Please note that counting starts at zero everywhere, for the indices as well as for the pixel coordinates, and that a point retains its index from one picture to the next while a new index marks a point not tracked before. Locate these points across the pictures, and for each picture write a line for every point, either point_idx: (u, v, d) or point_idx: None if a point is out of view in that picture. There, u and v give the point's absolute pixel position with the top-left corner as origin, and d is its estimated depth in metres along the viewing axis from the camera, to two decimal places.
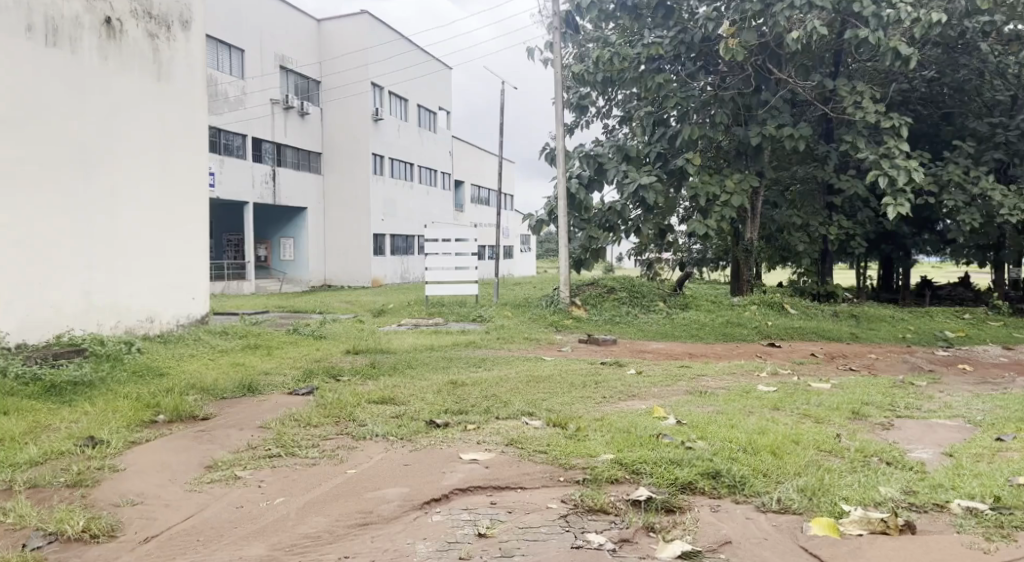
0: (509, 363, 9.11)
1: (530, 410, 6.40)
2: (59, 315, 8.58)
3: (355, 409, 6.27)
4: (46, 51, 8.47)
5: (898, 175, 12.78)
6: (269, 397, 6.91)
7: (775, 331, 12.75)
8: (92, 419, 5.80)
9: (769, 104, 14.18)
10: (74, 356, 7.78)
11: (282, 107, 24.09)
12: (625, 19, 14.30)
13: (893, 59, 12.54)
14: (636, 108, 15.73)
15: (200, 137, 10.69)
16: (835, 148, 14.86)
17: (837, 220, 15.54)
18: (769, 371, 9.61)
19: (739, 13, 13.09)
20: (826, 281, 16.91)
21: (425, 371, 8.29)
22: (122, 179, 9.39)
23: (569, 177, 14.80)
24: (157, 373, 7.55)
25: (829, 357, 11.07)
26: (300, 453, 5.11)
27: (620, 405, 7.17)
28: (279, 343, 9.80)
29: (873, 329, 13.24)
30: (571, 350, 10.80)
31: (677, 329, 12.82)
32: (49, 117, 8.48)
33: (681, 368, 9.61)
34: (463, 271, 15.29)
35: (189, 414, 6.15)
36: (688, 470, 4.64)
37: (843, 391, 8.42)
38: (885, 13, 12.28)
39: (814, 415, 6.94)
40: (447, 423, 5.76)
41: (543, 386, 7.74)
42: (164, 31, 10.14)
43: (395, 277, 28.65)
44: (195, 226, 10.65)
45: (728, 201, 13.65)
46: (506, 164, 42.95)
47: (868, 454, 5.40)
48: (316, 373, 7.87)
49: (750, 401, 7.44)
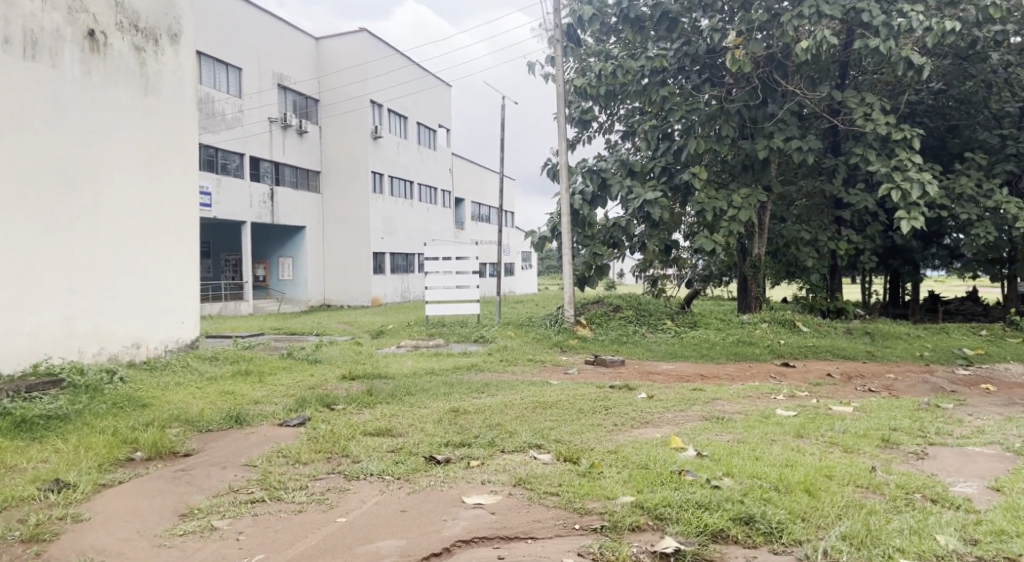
0: (514, 388, 8.63)
1: (538, 441, 5.96)
2: (37, 342, 8.12)
3: (349, 443, 5.82)
4: (24, 65, 8.08)
5: (912, 189, 12.31)
6: (258, 430, 6.45)
7: (789, 350, 12.30)
8: (62, 458, 5.34)
9: (777, 116, 13.74)
10: (50, 388, 7.29)
11: (280, 126, 23.75)
12: (627, 32, 13.89)
13: (906, 70, 12.09)
14: (641, 122, 15.32)
15: (190, 155, 10.29)
16: (843, 161, 14.50)
17: (845, 234, 15.12)
18: (786, 394, 9.15)
19: (746, 24, 12.62)
20: (836, 297, 16.47)
21: (425, 398, 7.81)
22: (105, 197, 8.96)
23: (573, 193, 14.34)
24: (140, 404, 7.09)
25: (846, 378, 10.59)
26: (286, 497, 4.64)
27: (633, 434, 6.70)
28: (272, 369, 9.34)
29: (889, 347, 12.78)
30: (578, 372, 10.30)
31: (686, 348, 12.37)
32: (27, 134, 8.07)
33: (694, 391, 9.14)
34: (463, 289, 14.82)
35: (169, 451, 5.69)
36: (718, 515, 4.21)
37: (868, 415, 7.93)
38: (896, 22, 11.93)
39: (841, 444, 6.48)
40: (449, 459, 5.29)
41: (551, 413, 7.27)
42: (152, 44, 9.75)
43: (395, 295, 28.20)
44: (185, 247, 10.22)
45: (736, 215, 13.22)
46: (507, 182, 42.63)
47: (909, 489, 4.95)
48: (309, 402, 7.40)
49: (772, 427, 6.98)
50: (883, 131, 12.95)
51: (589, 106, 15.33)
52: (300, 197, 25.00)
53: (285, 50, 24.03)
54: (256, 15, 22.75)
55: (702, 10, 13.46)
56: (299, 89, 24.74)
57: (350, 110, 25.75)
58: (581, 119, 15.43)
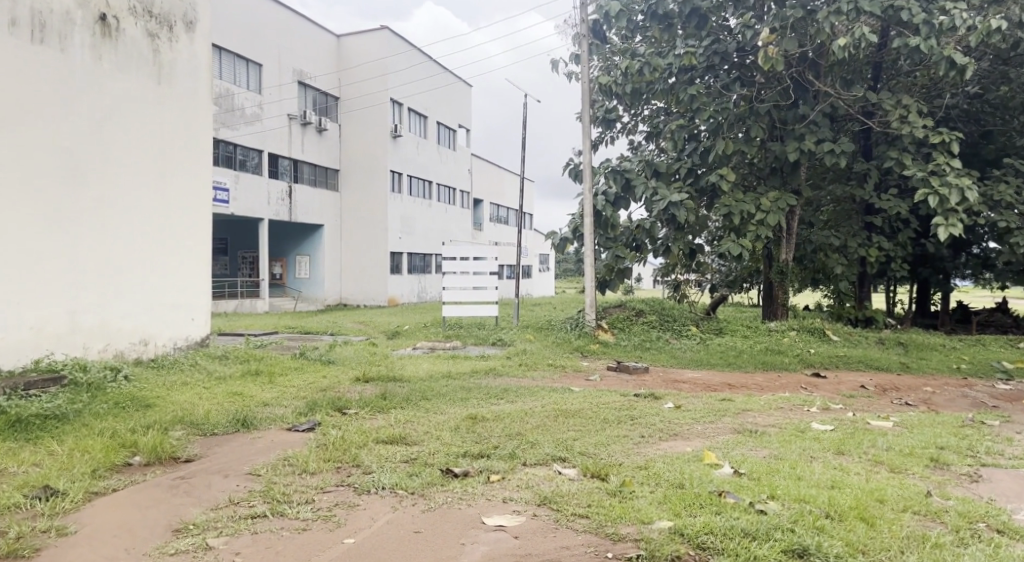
0: (534, 394, 8.22)
1: (563, 453, 5.57)
2: (39, 337, 7.84)
3: (360, 452, 5.44)
4: (31, 50, 7.81)
5: (950, 194, 11.73)
6: (266, 434, 6.10)
7: (819, 359, 11.81)
8: (55, 462, 5.02)
9: (807, 118, 13.22)
10: (50, 386, 6.98)
11: (299, 123, 23.51)
12: (655, 29, 13.40)
13: (947, 70, 11.57)
14: (665, 123, 14.88)
15: (202, 146, 9.97)
16: (876, 165, 14.01)
17: (876, 240, 14.58)
18: (821, 406, 8.70)
19: (780, 20, 12.10)
20: (865, 306, 15.93)
21: (441, 404, 7.42)
22: (114, 190, 8.66)
23: (596, 193, 13.81)
24: (143, 404, 6.76)
25: (881, 391, 10.10)
26: (290, 512, 4.27)
27: (661, 447, 6.28)
28: (283, 369, 8.99)
29: (923, 358, 12.27)
30: (600, 380, 9.86)
31: (712, 356, 11.92)
32: (33, 122, 7.80)
33: (723, 401, 8.70)
34: (482, 290, 14.42)
35: (169, 456, 5.35)
36: (767, 546, 3.92)
37: (910, 431, 7.46)
38: (938, 20, 11.43)
39: (887, 462, 6.03)
40: (466, 472, 4.91)
41: (573, 423, 6.87)
42: (166, 31, 9.45)
43: (412, 296, 27.84)
44: (196, 242, 9.89)
45: (764, 219, 12.75)
46: (525, 184, 42.16)
47: (972, 518, 4.53)
48: (319, 405, 7.02)
49: (809, 442, 6.55)
50: (920, 134, 12.47)
51: (613, 105, 14.94)
52: (318, 195, 24.73)
53: (306, 48, 23.81)
54: (278, 11, 22.54)
55: (733, 6, 13.00)
56: (319, 86, 24.50)
57: (370, 108, 25.50)
58: (605, 118, 15.01)
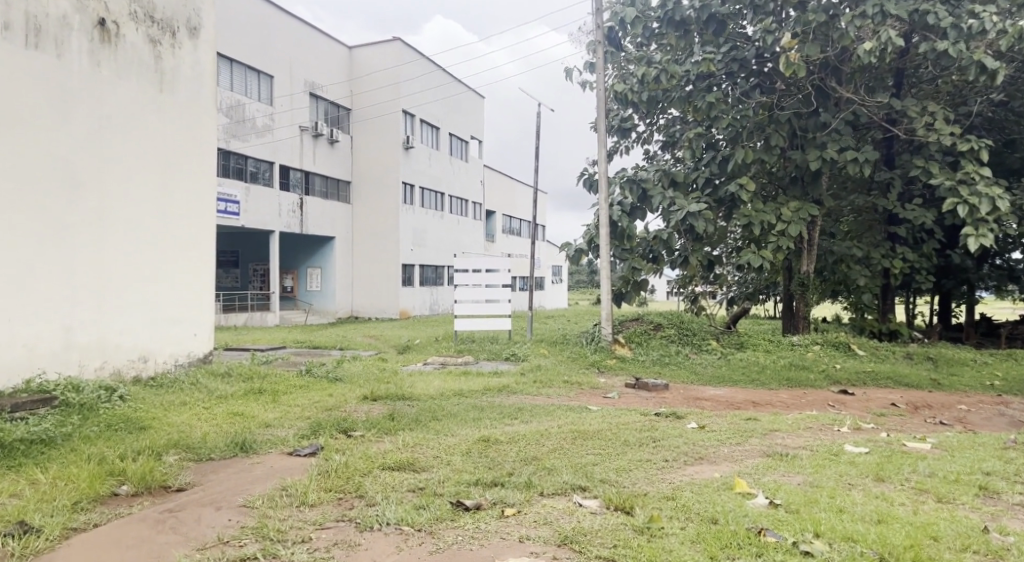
0: (550, 414, 7.79)
1: (583, 481, 5.16)
2: (31, 356, 7.54)
3: (364, 480, 5.06)
4: (25, 55, 7.55)
5: (981, 203, 11.21)
6: (266, 459, 5.73)
7: (846, 375, 11.30)
8: (35, 494, 4.73)
9: (829, 126, 12.75)
10: (39, 407, 6.69)
11: (311, 135, 23.26)
12: (671, 36, 12.99)
13: (977, 75, 11.13)
14: (682, 132, 14.47)
15: (206, 157, 9.63)
16: (899, 174, 13.58)
17: (900, 251, 14.07)
18: (852, 427, 8.23)
19: (802, 25, 11.72)
20: (889, 319, 15.41)
21: (452, 425, 7.02)
22: (112, 200, 8.36)
23: (610, 204, 13.39)
24: (137, 426, 6.43)
25: (913, 409, 9.59)
26: (284, 553, 4.01)
27: (687, 473, 5.86)
28: (287, 388, 8.58)
29: (955, 374, 11.76)
30: (618, 397, 9.44)
31: (734, 371, 11.45)
32: (26, 130, 7.53)
33: (749, 420, 8.25)
34: (494, 303, 14.02)
35: (159, 485, 5.01)
36: None
37: (953, 454, 6.97)
38: (966, 23, 10.96)
39: (932, 490, 5.57)
40: (478, 504, 4.56)
41: (592, 446, 6.46)
42: (168, 37, 9.17)
43: (424, 308, 27.45)
44: (198, 256, 9.54)
45: (785, 230, 12.31)
46: (539, 196, 41.82)
47: None
48: (323, 427, 6.65)
49: (845, 466, 6.11)
50: (948, 141, 11.95)
51: (629, 114, 14.57)
52: (329, 207, 24.46)
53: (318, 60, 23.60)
54: (290, 24, 22.34)
55: (751, 13, 12.62)
56: (331, 97, 24.28)
57: (381, 120, 25.25)
58: (621, 127, 14.61)
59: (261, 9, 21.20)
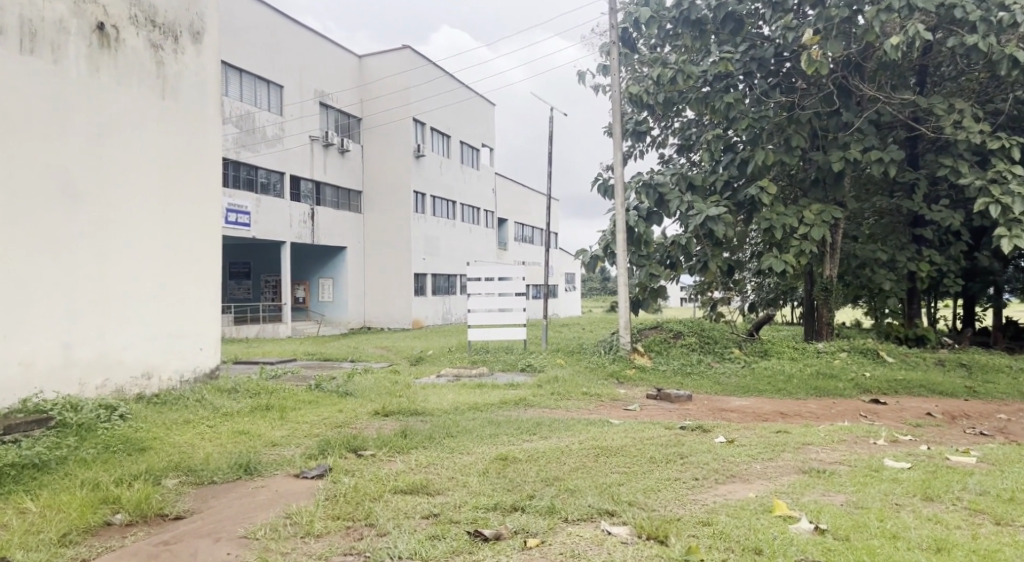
0: (570, 429, 7.41)
1: (609, 505, 4.78)
2: (29, 372, 7.23)
3: (373, 506, 4.70)
4: (20, 61, 7.29)
5: (1015, 203, 10.69)
6: (270, 483, 5.36)
7: (877, 384, 10.84)
8: (21, 527, 4.41)
9: (852, 125, 12.32)
10: (34, 428, 6.39)
11: (322, 144, 23.01)
12: (686, 36, 12.49)
13: (1009, 69, 10.66)
14: (699, 135, 14.08)
15: (211, 165, 9.34)
16: (925, 174, 13.09)
17: (927, 253, 13.59)
18: (889, 439, 7.80)
19: (824, 21, 11.12)
20: (915, 323, 14.92)
21: (468, 443, 6.65)
22: (113, 212, 8.07)
23: (626, 210, 12.96)
24: (136, 447, 6.11)
25: (951, 419, 9.13)
26: None
27: (720, 493, 5.47)
28: (296, 404, 8.24)
29: (991, 381, 11.28)
30: (640, 409, 9.07)
31: (759, 381, 11.00)
32: (23, 139, 7.26)
33: (779, 433, 7.84)
34: (509, 312, 13.65)
35: (155, 513, 4.67)
36: None
37: (1002, 470, 6.52)
38: (997, 15, 10.52)
39: (988, 512, 5.15)
40: (496, 536, 4.24)
41: (616, 463, 6.07)
42: (170, 42, 8.88)
43: (437, 317, 27.11)
44: (203, 268, 9.24)
45: (807, 233, 11.86)
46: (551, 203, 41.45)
47: None
48: (332, 445, 6.29)
49: (890, 485, 5.67)
50: (978, 139, 11.45)
51: (644, 117, 14.16)
52: (341, 217, 24.18)
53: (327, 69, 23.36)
54: (298, 33, 22.13)
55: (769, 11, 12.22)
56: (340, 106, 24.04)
57: (391, 129, 25.00)
58: (635, 131, 14.21)
59: (269, 18, 20.98)
